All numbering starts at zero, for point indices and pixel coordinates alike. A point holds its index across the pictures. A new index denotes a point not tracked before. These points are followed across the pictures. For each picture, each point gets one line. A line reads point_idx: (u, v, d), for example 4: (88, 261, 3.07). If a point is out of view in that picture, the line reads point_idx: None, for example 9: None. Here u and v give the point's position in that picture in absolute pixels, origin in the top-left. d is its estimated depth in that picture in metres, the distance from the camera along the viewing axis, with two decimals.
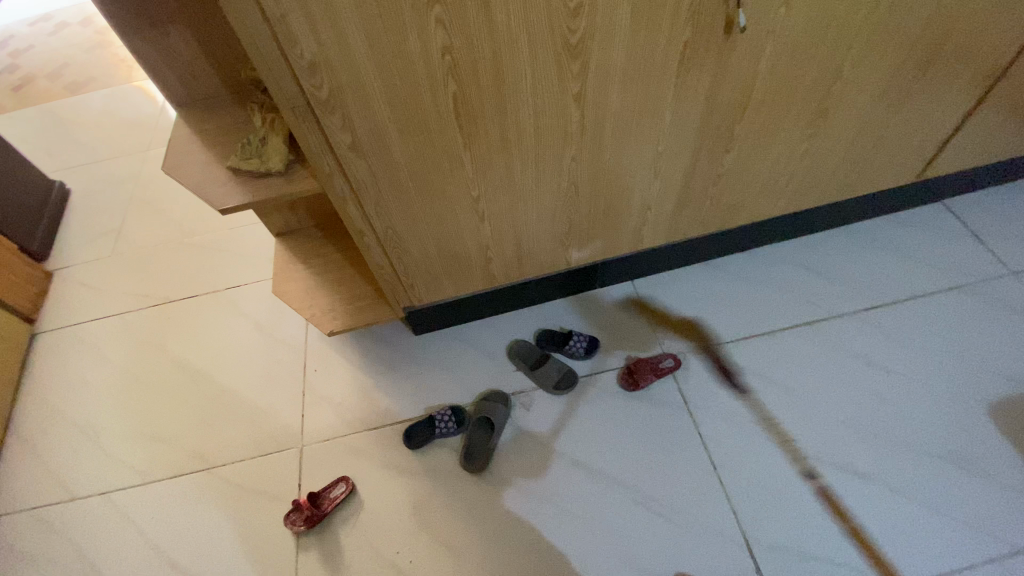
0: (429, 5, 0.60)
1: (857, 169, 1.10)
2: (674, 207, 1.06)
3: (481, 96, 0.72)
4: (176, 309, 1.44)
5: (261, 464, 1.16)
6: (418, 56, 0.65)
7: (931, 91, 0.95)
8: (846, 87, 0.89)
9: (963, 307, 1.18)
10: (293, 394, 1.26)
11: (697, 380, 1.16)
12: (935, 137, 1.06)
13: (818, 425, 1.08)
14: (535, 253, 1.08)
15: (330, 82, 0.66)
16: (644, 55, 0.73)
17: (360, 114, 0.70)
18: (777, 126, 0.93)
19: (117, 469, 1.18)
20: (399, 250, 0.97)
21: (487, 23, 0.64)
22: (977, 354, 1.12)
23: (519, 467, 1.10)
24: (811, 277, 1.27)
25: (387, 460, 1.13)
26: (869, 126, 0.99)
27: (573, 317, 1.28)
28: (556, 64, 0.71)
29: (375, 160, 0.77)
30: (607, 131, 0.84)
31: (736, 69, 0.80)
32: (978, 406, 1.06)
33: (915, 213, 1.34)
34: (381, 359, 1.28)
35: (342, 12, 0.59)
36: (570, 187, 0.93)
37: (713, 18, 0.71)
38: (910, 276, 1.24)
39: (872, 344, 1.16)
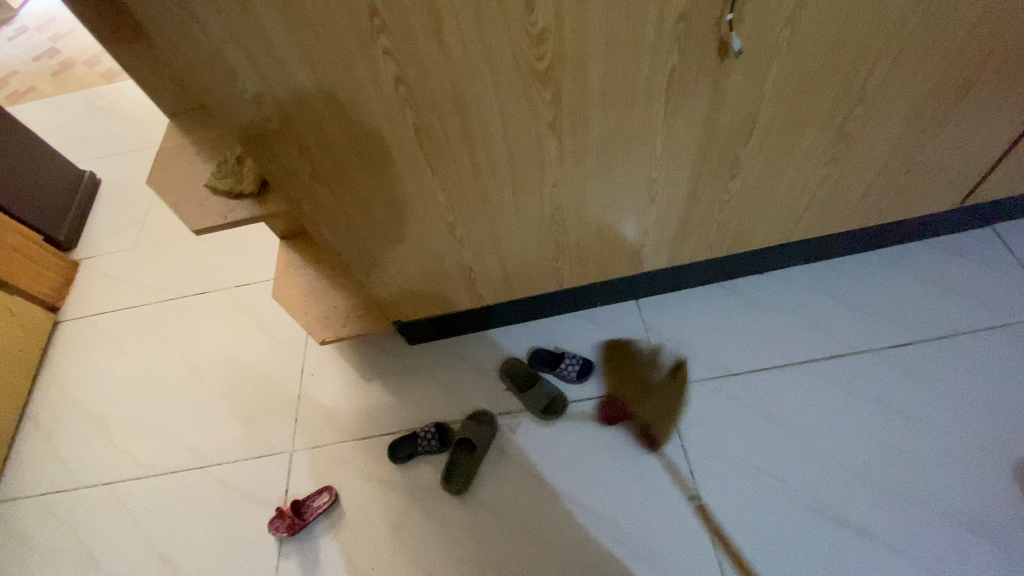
0: (375, 36, 0.56)
1: (888, 195, 0.98)
2: (675, 232, 0.98)
3: (444, 126, 0.68)
4: (184, 304, 1.47)
5: (252, 466, 1.19)
6: (369, 88, 0.61)
7: (976, 115, 0.83)
8: (870, 110, 0.79)
9: (1002, 351, 1.06)
10: (287, 397, 1.26)
11: (694, 413, 1.09)
12: (982, 161, 0.93)
13: (820, 474, 1.00)
14: (523, 275, 1.03)
15: (279, 114, 0.63)
16: (624, 81, 0.67)
17: (315, 143, 0.67)
18: (790, 153, 0.84)
19: (121, 460, 1.24)
20: (379, 270, 0.94)
21: (440, 54, 0.59)
22: (1014, 407, 1.00)
23: (500, 491, 1.08)
24: (832, 306, 1.16)
25: (370, 473, 1.13)
26: (900, 151, 0.88)
27: (570, 336, 1.23)
28: (525, 92, 0.65)
29: (341, 187, 0.75)
30: (590, 158, 0.77)
31: (736, 95, 0.72)
32: (1007, 468, 0.95)
33: (959, 238, 1.20)
34: (374, 367, 1.26)
35: (281, 45, 0.55)
36: (555, 213, 0.87)
37: (701, 41, 0.63)
38: (947, 312, 1.12)
39: (892, 387, 1.06)
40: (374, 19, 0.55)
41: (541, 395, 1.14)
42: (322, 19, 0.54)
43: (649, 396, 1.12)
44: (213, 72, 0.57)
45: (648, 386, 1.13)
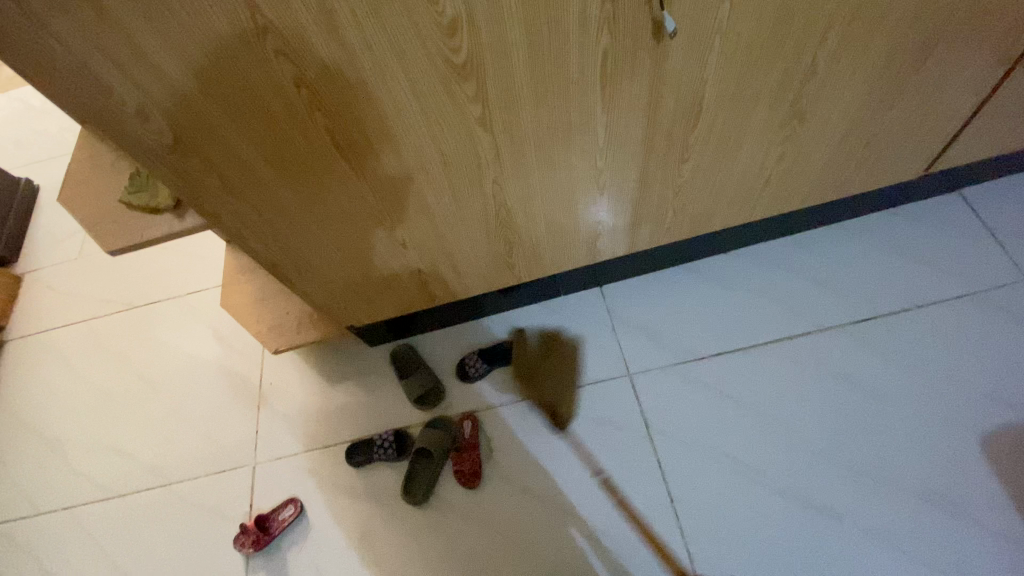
0: (261, 38, 0.50)
1: (848, 170, 0.95)
2: (631, 219, 0.94)
3: (362, 127, 0.63)
4: (136, 315, 1.40)
5: (214, 482, 1.15)
6: (269, 93, 0.56)
7: (935, 82, 0.79)
8: (823, 85, 0.74)
9: (968, 320, 1.04)
10: (247, 408, 1.21)
11: (659, 402, 1.07)
12: (946, 128, 0.89)
13: (787, 455, 0.99)
14: (477, 272, 0.99)
15: (172, 127, 0.57)
16: (554, 70, 0.61)
17: (221, 155, 0.62)
18: (742, 133, 0.80)
19: (79, 483, 1.20)
20: (321, 277, 0.90)
21: (341, 50, 0.53)
22: (978, 377, 1.00)
23: (466, 493, 1.05)
24: (797, 282, 1.14)
25: (335, 482, 1.10)
26: (859, 123, 0.84)
27: (534, 327, 1.19)
28: (443, 87, 0.60)
29: (260, 199, 0.70)
30: (529, 151, 0.73)
31: (677, 78, 0.67)
32: (970, 439, 0.95)
33: (926, 205, 1.18)
34: (333, 371, 1.22)
35: (154, 53, 0.49)
36: (500, 209, 0.83)
37: (634, 23, 0.58)
38: (915, 284, 1.10)
39: (858, 364, 1.04)
40: (257, 19, 0.48)
41: (414, 386, 1.14)
42: (197, 23, 0.48)
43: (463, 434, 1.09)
44: (85, 88, 0.51)
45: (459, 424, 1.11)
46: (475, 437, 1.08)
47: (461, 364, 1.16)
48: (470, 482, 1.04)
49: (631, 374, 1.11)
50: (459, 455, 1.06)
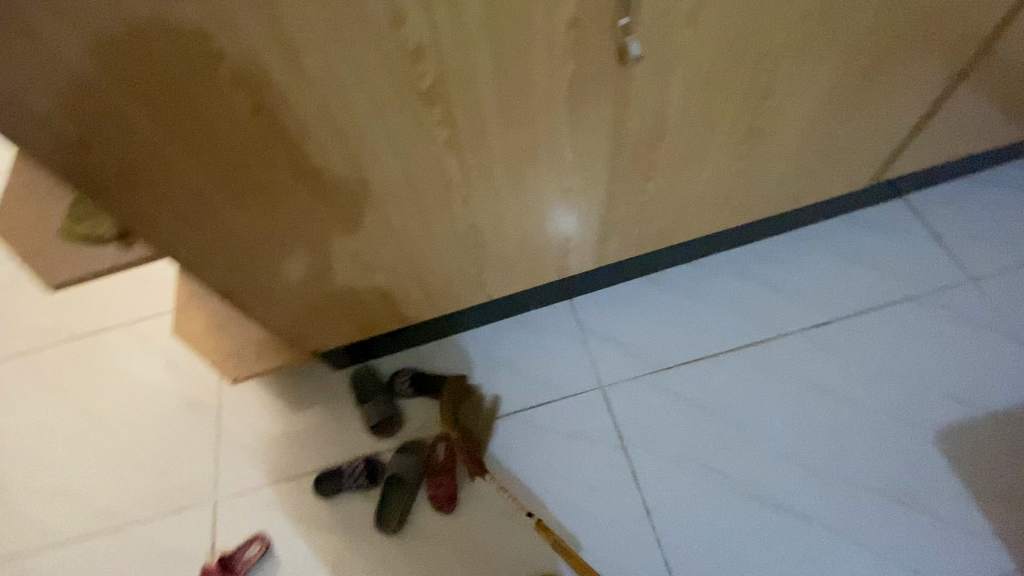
0: (215, 65, 0.47)
1: (803, 182, 0.99)
2: (599, 234, 0.94)
3: (323, 154, 0.60)
4: (79, 345, 1.30)
5: (172, 521, 1.08)
6: (222, 121, 0.53)
7: (880, 100, 0.83)
8: (779, 104, 0.77)
9: (916, 322, 1.10)
10: (205, 441, 1.15)
11: (632, 414, 1.08)
12: (891, 141, 0.94)
13: (756, 461, 1.02)
14: (447, 292, 0.97)
15: (116, 158, 0.53)
16: (520, 95, 0.61)
17: (171, 185, 0.58)
18: (704, 150, 0.81)
19: (19, 531, 1.10)
20: (283, 303, 0.86)
21: (300, 77, 0.51)
22: (927, 376, 1.05)
23: (442, 518, 1.03)
24: (758, 289, 1.18)
25: (304, 514, 1.06)
26: (813, 138, 0.87)
27: (505, 343, 1.18)
28: (409, 112, 0.58)
29: (216, 227, 0.66)
30: (497, 173, 0.72)
31: (642, 100, 0.68)
32: (923, 434, 1.00)
33: (874, 211, 1.24)
34: (298, 398, 1.17)
35: (94, 82, 0.46)
36: (469, 230, 0.82)
37: (599, 48, 0.58)
38: (867, 288, 1.15)
39: (819, 367, 1.08)
40: (208, 46, 0.46)
41: (371, 413, 1.09)
42: (144, 50, 0.45)
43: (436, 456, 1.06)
44: (17, 118, 0.47)
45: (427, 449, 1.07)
46: (449, 459, 1.04)
47: (426, 382, 1.12)
48: (446, 506, 1.02)
49: (603, 387, 1.11)
50: (434, 479, 1.03)
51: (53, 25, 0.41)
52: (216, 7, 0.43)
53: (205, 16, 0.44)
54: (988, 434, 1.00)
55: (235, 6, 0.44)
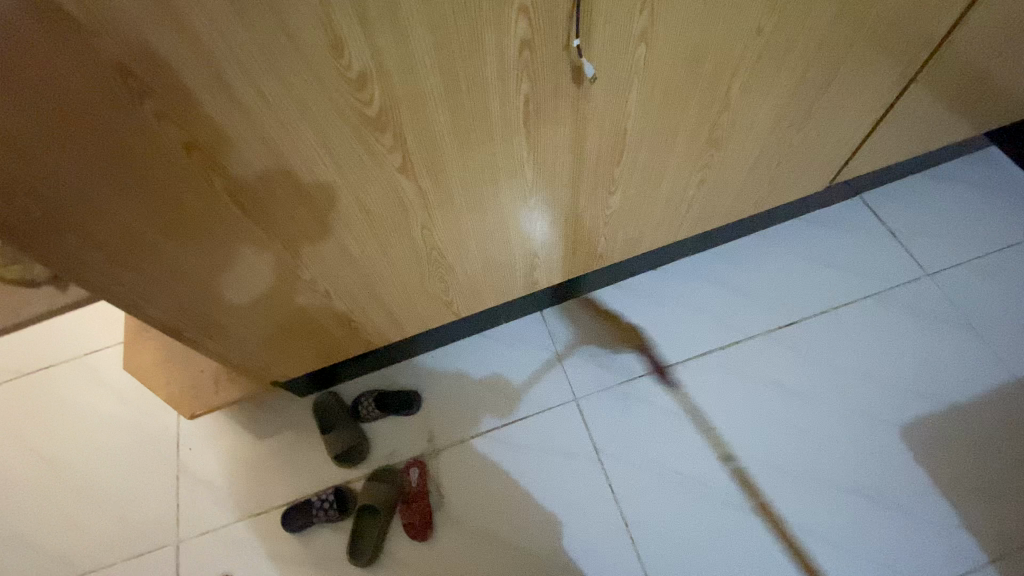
0: (137, 101, 0.44)
1: (764, 187, 0.99)
2: (566, 248, 0.93)
3: (266, 186, 0.57)
4: (23, 384, 1.21)
5: (133, 568, 1.02)
6: (153, 159, 0.49)
7: (835, 106, 0.84)
8: (737, 114, 0.77)
9: (877, 319, 1.13)
10: (165, 480, 1.09)
11: (607, 426, 1.07)
12: (847, 144, 0.96)
13: (731, 466, 1.02)
14: (412, 314, 0.94)
15: (34, 204, 0.48)
16: (474, 118, 0.59)
17: (100, 228, 0.54)
18: (666, 162, 0.81)
19: None
20: (237, 335, 0.82)
21: (234, 110, 0.48)
22: (890, 372, 1.08)
23: (419, 545, 1.00)
24: (726, 293, 1.18)
25: (274, 550, 1.01)
26: (772, 145, 0.87)
27: (476, 360, 1.16)
28: (357, 140, 0.56)
29: (155, 266, 0.62)
30: (456, 195, 0.70)
31: (600, 117, 0.67)
32: (889, 430, 1.03)
33: (833, 210, 1.26)
34: (264, 428, 1.12)
35: (0, 127, 0.41)
36: (430, 252, 0.79)
37: (553, 69, 0.57)
38: (829, 287, 1.17)
39: (788, 369, 1.09)
40: (129, 82, 0.42)
41: (334, 442, 1.07)
42: (55, 89, 0.41)
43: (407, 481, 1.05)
44: None
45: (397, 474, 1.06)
46: (423, 485, 1.03)
47: (396, 403, 1.10)
48: (421, 533, 1.00)
49: (577, 399, 1.10)
50: (408, 507, 1.01)
51: None
52: (133, 41, 0.40)
53: (120, 52, 0.40)
54: (949, 426, 1.03)
55: (155, 39, 0.40)
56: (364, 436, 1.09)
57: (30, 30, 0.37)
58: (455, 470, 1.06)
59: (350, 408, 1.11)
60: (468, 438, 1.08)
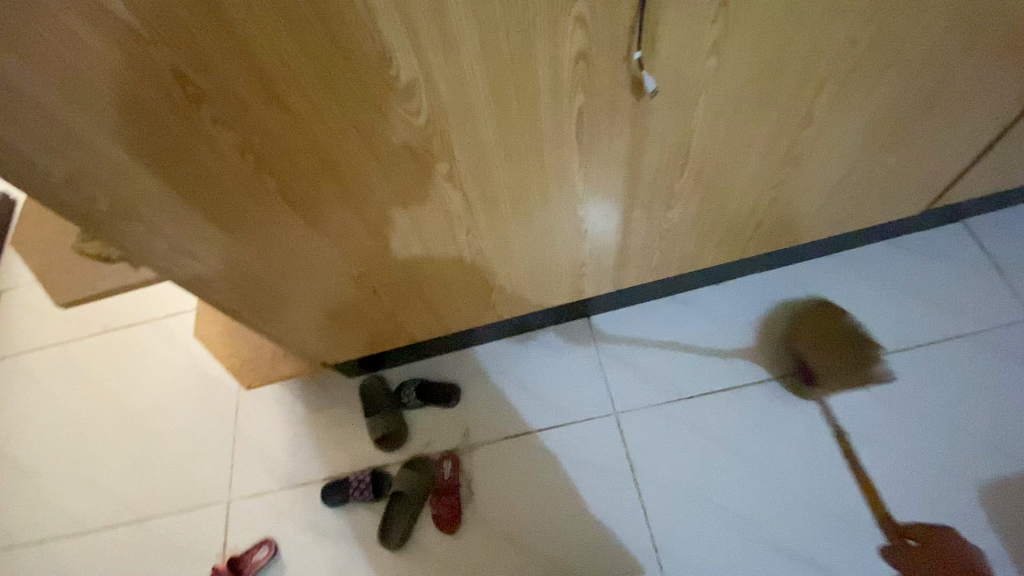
0: (194, 105, 0.45)
1: (847, 209, 0.90)
2: (616, 260, 0.89)
3: (317, 188, 0.58)
4: (112, 339, 1.34)
5: (189, 518, 1.11)
6: (210, 159, 0.51)
7: (941, 125, 0.74)
8: (819, 132, 0.69)
9: (969, 363, 1.00)
10: (223, 442, 1.18)
11: (645, 443, 1.03)
12: (953, 167, 0.84)
13: (778, 504, 0.95)
14: (455, 313, 0.94)
15: (106, 194, 0.52)
16: (523, 129, 0.57)
17: (165, 218, 0.57)
18: (733, 179, 0.75)
19: (50, 515, 1.15)
20: (289, 321, 0.86)
21: (286, 116, 0.49)
22: (978, 425, 0.95)
23: (445, 537, 1.02)
24: (791, 318, 1.10)
25: (312, 521, 1.07)
26: (859, 165, 0.79)
27: (518, 361, 1.15)
28: (404, 148, 0.55)
29: (214, 255, 0.65)
30: (503, 204, 0.68)
31: (661, 131, 0.62)
32: (968, 492, 0.91)
33: (928, 236, 1.13)
34: (313, 405, 1.18)
35: (77, 127, 0.44)
36: (475, 257, 0.78)
37: (611, 82, 0.53)
38: (914, 322, 1.05)
39: (854, 409, 1.00)
40: (188, 89, 0.44)
41: (376, 426, 1.10)
42: (122, 94, 0.43)
43: (441, 473, 1.06)
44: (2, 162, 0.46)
45: (432, 464, 1.07)
46: (455, 478, 1.05)
47: (436, 395, 1.12)
48: (448, 526, 1.01)
49: (617, 413, 1.07)
50: (438, 498, 1.03)
51: (25, 73, 0.40)
52: (190, 50, 0.41)
53: (179, 60, 0.42)
54: None
55: (209, 48, 0.41)
56: (403, 422, 1.12)
57: (96, 38, 0.39)
58: (488, 468, 1.06)
59: (393, 393, 1.15)
60: (504, 439, 1.08)
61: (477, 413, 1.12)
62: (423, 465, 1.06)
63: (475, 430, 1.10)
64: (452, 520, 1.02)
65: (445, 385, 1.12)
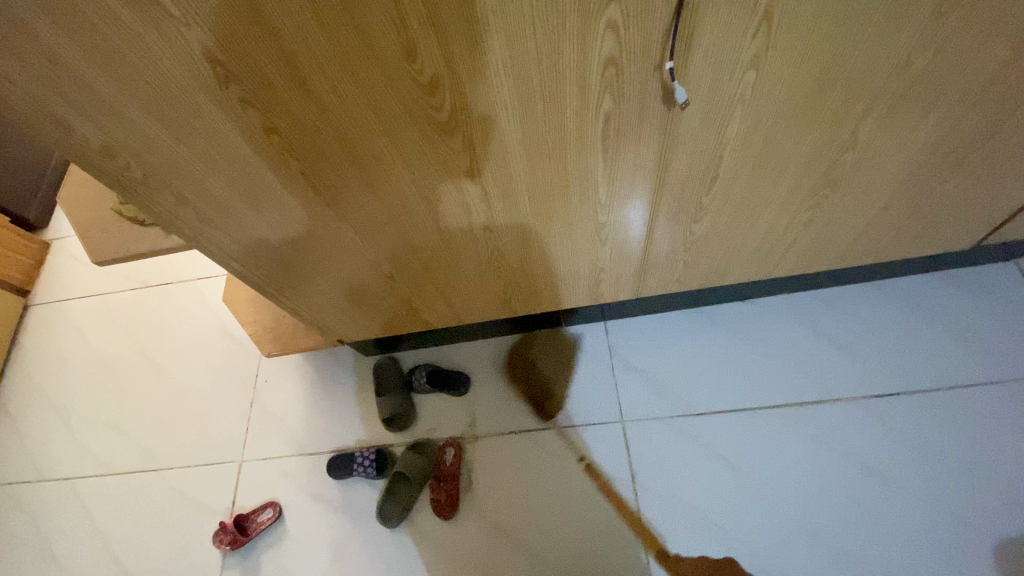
0: (223, 84, 0.46)
1: (888, 237, 0.85)
2: (637, 268, 0.88)
3: (338, 173, 0.59)
4: (149, 295, 1.41)
5: (204, 473, 1.16)
6: (236, 138, 0.52)
7: (1001, 157, 0.69)
8: (862, 156, 0.66)
9: (1007, 412, 0.94)
10: (241, 404, 1.22)
11: (649, 455, 1.02)
12: (1011, 203, 0.79)
13: (781, 533, 0.92)
14: (470, 305, 0.94)
15: (138, 164, 0.54)
16: (546, 129, 0.56)
17: (193, 190, 0.59)
18: (765, 197, 0.72)
19: (79, 455, 1.22)
20: (308, 298, 0.88)
21: (311, 101, 0.49)
22: (1003, 476, 0.90)
23: (441, 522, 1.03)
24: (817, 344, 1.06)
25: (316, 491, 1.10)
26: (904, 194, 0.74)
27: (531, 357, 1.15)
28: (426, 141, 0.55)
29: (237, 229, 0.67)
30: (523, 202, 0.67)
31: (691, 143, 0.60)
32: (983, 544, 0.86)
33: (975, 273, 1.06)
34: (328, 378, 1.21)
35: (112, 97, 0.46)
36: (493, 252, 0.78)
37: (640, 89, 0.52)
38: (949, 362, 0.99)
39: (873, 445, 0.95)
40: (217, 68, 0.45)
41: (385, 406, 1.12)
42: (154, 68, 0.44)
43: (443, 459, 1.07)
44: (41, 124, 0.48)
45: (435, 450, 1.09)
46: (456, 466, 1.06)
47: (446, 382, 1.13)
48: (444, 512, 1.03)
49: (623, 421, 1.06)
50: (438, 483, 1.05)
51: (65, 43, 0.41)
52: (220, 31, 0.42)
53: (209, 40, 0.42)
54: None
55: (238, 32, 0.42)
56: (412, 405, 1.14)
57: (130, 14, 0.40)
58: (489, 460, 1.07)
59: (405, 376, 1.17)
60: (507, 433, 1.09)
61: (484, 404, 1.12)
62: (427, 450, 1.08)
63: (481, 421, 1.11)
64: (449, 507, 1.03)
65: (455, 374, 1.13)
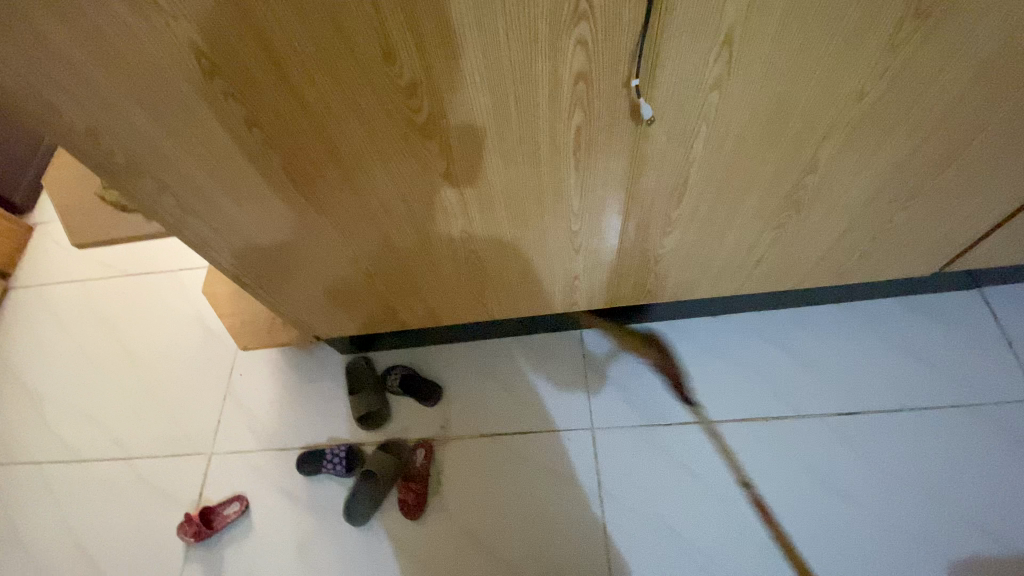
0: (208, 77, 0.48)
1: (852, 260, 0.89)
2: (611, 278, 0.90)
3: (319, 169, 0.61)
4: (130, 284, 1.40)
5: (173, 464, 1.15)
6: (219, 129, 0.54)
7: (955, 187, 0.72)
8: (824, 180, 0.69)
9: (961, 435, 0.97)
10: (215, 397, 1.22)
11: (616, 463, 1.03)
12: (965, 232, 0.83)
13: (741, 544, 0.94)
14: (447, 307, 0.96)
15: (122, 149, 0.55)
16: (521, 137, 0.58)
17: (175, 178, 0.60)
18: (732, 215, 0.75)
19: (48, 441, 1.21)
20: (286, 292, 0.89)
21: (294, 98, 0.51)
22: (955, 496, 0.93)
23: (408, 522, 1.04)
24: (784, 362, 1.08)
25: (285, 486, 1.10)
26: (864, 218, 0.78)
27: (507, 363, 1.17)
28: (404, 142, 0.57)
29: (218, 220, 0.68)
30: (499, 207, 0.69)
31: (660, 158, 0.63)
32: (934, 561, 0.89)
33: (937, 300, 1.11)
34: (304, 375, 1.22)
35: (98, 82, 0.48)
36: (470, 255, 0.80)
37: (610, 104, 0.54)
38: (909, 384, 1.03)
39: (833, 462, 0.98)
40: (203, 60, 0.47)
41: (358, 405, 1.13)
42: (141, 58, 0.46)
43: (414, 460, 1.08)
44: (28, 106, 0.49)
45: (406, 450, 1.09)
46: (426, 467, 1.07)
47: (419, 384, 1.14)
48: (412, 512, 1.03)
49: (593, 429, 1.07)
50: (407, 483, 1.05)
51: (56, 29, 0.43)
52: (206, 25, 0.44)
53: (196, 33, 0.44)
54: None
55: (225, 26, 0.44)
56: (386, 406, 1.14)
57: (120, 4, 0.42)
58: (458, 463, 1.08)
59: (380, 376, 1.18)
60: (478, 437, 1.10)
61: (456, 407, 1.14)
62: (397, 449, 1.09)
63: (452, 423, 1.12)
64: (416, 508, 1.03)
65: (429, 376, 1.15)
